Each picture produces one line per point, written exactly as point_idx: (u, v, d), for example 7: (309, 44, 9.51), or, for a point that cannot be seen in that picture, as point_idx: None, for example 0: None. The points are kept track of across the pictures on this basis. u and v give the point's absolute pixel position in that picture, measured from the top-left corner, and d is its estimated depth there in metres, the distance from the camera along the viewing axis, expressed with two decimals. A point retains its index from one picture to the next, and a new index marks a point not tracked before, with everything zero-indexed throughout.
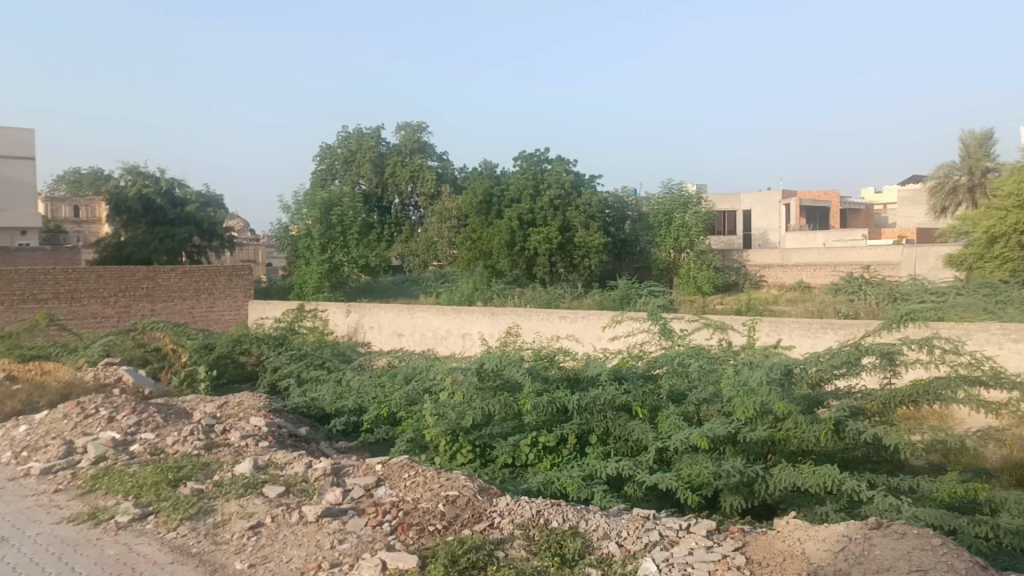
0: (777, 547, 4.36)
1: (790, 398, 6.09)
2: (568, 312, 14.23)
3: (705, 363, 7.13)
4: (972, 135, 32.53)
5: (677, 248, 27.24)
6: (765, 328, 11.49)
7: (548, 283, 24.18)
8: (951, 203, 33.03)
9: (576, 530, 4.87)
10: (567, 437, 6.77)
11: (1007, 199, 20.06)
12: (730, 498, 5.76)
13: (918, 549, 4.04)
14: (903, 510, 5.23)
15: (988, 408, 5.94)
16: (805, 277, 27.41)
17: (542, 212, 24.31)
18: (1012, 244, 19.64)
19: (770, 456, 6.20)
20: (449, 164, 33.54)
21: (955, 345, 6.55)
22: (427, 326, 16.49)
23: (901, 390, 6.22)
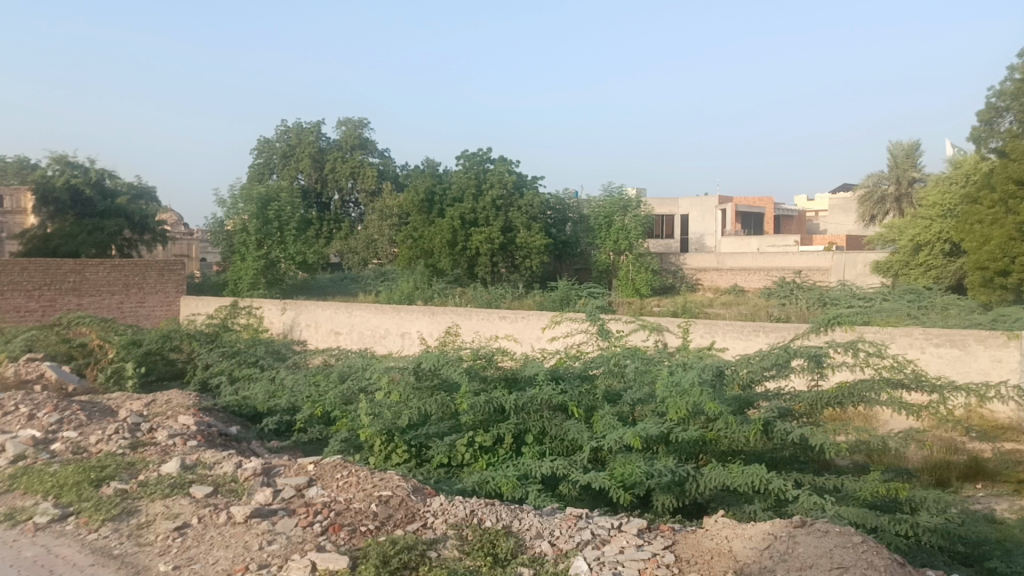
0: (705, 545, 4.44)
1: (721, 399, 6.17)
2: (509, 312, 14.26)
3: (641, 363, 7.20)
4: (900, 145, 33.62)
5: (617, 250, 27.52)
6: (700, 330, 11.69)
7: (489, 283, 24.22)
8: (879, 211, 34.18)
9: (509, 529, 4.86)
10: (503, 437, 6.76)
11: (931, 209, 20.90)
12: (661, 498, 5.81)
13: (839, 547, 4.14)
14: (826, 509, 5.35)
15: (909, 410, 6.13)
16: (739, 281, 28.05)
17: (484, 212, 24.31)
18: (937, 252, 20.54)
19: (701, 455, 6.28)
20: (390, 162, 33.25)
21: (879, 349, 6.72)
22: (365, 324, 16.33)
23: (828, 392, 6.36)
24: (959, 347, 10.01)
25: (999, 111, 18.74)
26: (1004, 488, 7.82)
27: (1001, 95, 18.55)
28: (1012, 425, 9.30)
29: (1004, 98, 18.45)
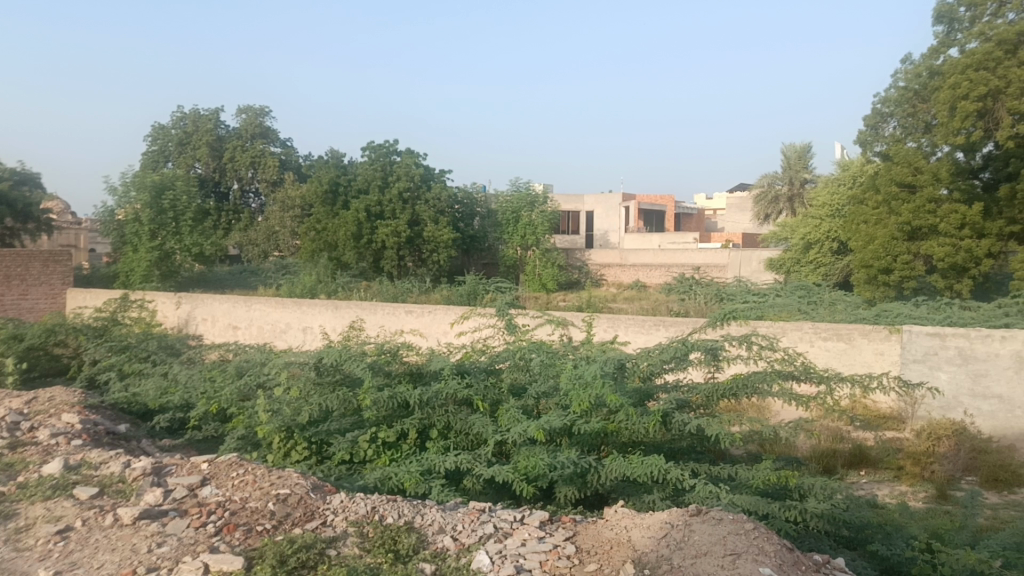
0: (605, 535, 4.51)
1: (623, 391, 6.25)
2: (415, 306, 14.13)
3: (546, 357, 7.24)
4: (793, 147, 34.98)
5: (524, 245, 27.68)
6: (603, 324, 11.88)
7: (395, 277, 23.99)
8: (773, 210, 35.56)
9: (411, 525, 4.81)
10: (407, 432, 6.69)
11: (821, 209, 21.85)
12: (564, 490, 5.87)
13: (732, 534, 4.26)
14: (721, 497, 5.50)
15: (798, 401, 6.36)
16: (641, 277, 28.68)
17: (390, 205, 24.01)
18: (826, 250, 21.54)
19: (602, 447, 6.35)
20: (292, 151, 32.43)
21: (772, 342, 6.95)
22: (264, 319, 15.90)
23: (723, 384, 6.55)
24: (845, 341, 10.51)
25: (883, 116, 19.73)
26: (885, 475, 8.27)
27: (886, 101, 19.53)
28: (892, 414, 9.84)
29: (888, 104, 19.42)
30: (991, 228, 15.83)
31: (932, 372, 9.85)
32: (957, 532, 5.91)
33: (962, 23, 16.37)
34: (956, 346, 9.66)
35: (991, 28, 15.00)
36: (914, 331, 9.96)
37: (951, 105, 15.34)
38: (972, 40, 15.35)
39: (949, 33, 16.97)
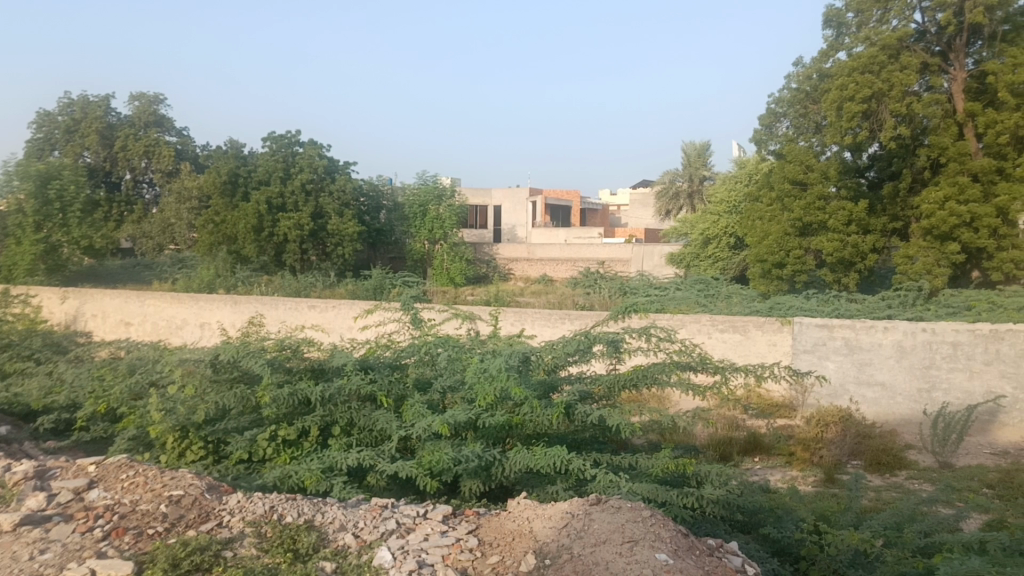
0: (507, 527, 4.54)
1: (527, 384, 6.24)
2: (318, 301, 13.89)
3: (452, 352, 7.18)
4: (693, 145, 35.95)
5: (431, 239, 27.54)
6: (510, 318, 11.96)
7: (298, 271, 23.52)
8: (674, 206, 36.55)
9: (311, 523, 4.71)
10: (308, 429, 6.55)
11: (719, 206, 22.57)
12: (468, 483, 5.86)
13: (631, 521, 4.35)
14: (622, 485, 5.60)
15: (695, 390, 6.52)
16: (548, 271, 29.02)
17: (292, 197, 23.47)
18: (723, 246, 22.28)
19: (507, 440, 6.35)
20: (189, 141, 31.31)
21: (670, 333, 7.09)
22: (159, 314, 15.31)
23: (624, 375, 6.65)
24: (741, 333, 10.89)
25: (777, 116, 20.50)
26: (777, 460, 8.63)
27: (779, 101, 20.28)
28: (784, 403, 10.26)
29: (782, 105, 20.17)
30: (875, 224, 16.68)
31: (821, 361, 10.33)
32: (842, 513, 6.21)
33: (849, 27, 17.09)
34: (843, 337, 10.14)
35: (876, 32, 15.67)
36: (804, 323, 10.41)
37: (839, 106, 16.05)
38: (860, 44, 16.00)
39: (838, 36, 17.73)
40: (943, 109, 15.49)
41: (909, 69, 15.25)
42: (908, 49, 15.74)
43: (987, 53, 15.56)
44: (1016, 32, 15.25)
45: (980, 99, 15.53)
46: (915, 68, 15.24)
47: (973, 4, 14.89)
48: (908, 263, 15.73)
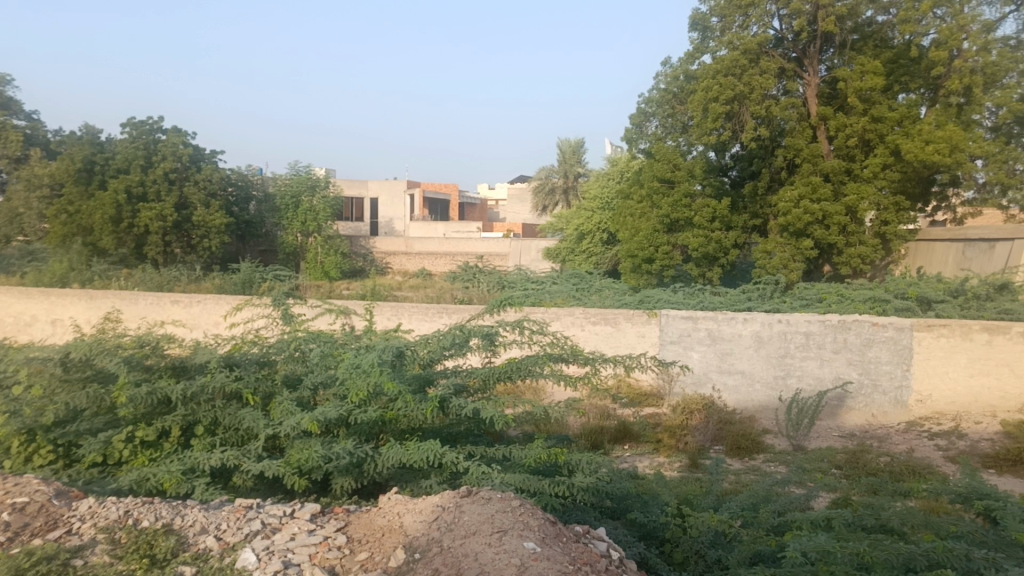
0: (377, 523, 4.50)
1: (401, 379, 6.12)
2: (182, 296, 13.34)
3: (323, 347, 6.99)
4: (568, 143, 36.62)
5: (304, 232, 26.90)
6: (386, 312, 11.85)
7: (161, 264, 22.52)
8: (550, 202, 37.17)
9: (170, 527, 4.51)
10: (169, 430, 6.25)
11: (593, 202, 23.14)
12: (340, 480, 5.73)
13: (500, 512, 4.38)
14: (495, 477, 5.60)
15: (567, 381, 6.57)
16: (426, 265, 28.96)
17: (154, 186, 22.33)
18: (597, 241, 22.87)
19: (381, 436, 6.23)
20: (39, 125, 29.30)
21: (543, 326, 7.14)
22: (5, 310, 14.27)
23: (498, 368, 6.61)
24: (612, 325, 11.20)
25: (646, 115, 21.15)
26: (646, 447, 8.95)
27: (649, 101, 20.93)
28: (653, 392, 10.63)
29: (651, 105, 20.84)
30: (737, 221, 17.49)
31: (686, 351, 10.72)
32: (704, 496, 6.51)
33: (713, 31, 17.78)
34: (706, 328, 10.56)
35: (738, 37, 16.30)
36: (670, 315, 10.78)
37: (704, 106, 16.66)
38: (723, 47, 16.59)
39: (703, 40, 18.45)
40: (798, 112, 16.37)
41: (767, 74, 16.03)
42: (767, 54, 16.50)
43: (838, 61, 16.59)
44: (863, 41, 16.42)
45: (832, 104, 16.56)
46: (774, 73, 16.03)
47: (825, 13, 15.75)
48: (766, 258, 16.61)
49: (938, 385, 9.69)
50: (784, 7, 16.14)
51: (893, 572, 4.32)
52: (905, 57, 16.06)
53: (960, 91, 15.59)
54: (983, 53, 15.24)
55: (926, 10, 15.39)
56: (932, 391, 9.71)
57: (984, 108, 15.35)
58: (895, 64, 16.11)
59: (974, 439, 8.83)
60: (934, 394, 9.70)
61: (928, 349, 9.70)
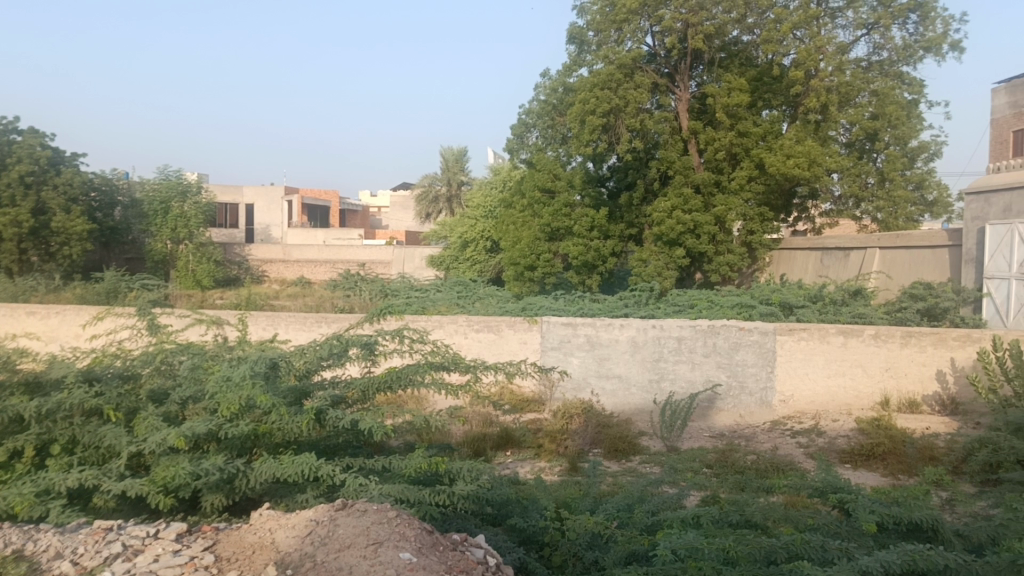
0: (247, 540, 4.37)
1: (275, 391, 5.94)
2: (38, 307, 12.54)
3: (193, 359, 6.70)
4: (451, 150, 36.70)
5: (175, 239, 25.77)
6: (262, 322, 11.52)
7: (15, 273, 21.12)
8: (433, 210, 37.06)
9: (21, 554, 4.24)
10: (22, 450, 5.88)
11: (477, 210, 23.29)
12: (209, 498, 5.51)
13: (376, 524, 4.33)
14: (372, 489, 5.50)
15: (447, 390, 6.52)
16: (305, 273, 28.38)
17: (7, 190, 20.88)
18: (480, 249, 23.03)
19: (254, 450, 6.03)
20: None
21: (423, 334, 7.07)
22: None
23: (377, 378, 6.49)
24: (495, 332, 11.24)
25: (527, 126, 21.48)
26: (527, 453, 9.05)
27: (530, 112, 21.27)
28: (534, 397, 10.76)
29: (532, 116, 21.19)
30: (614, 230, 17.99)
31: (566, 357, 10.91)
32: (582, 499, 6.65)
33: (589, 45, 18.23)
34: (585, 334, 10.79)
35: (613, 51, 16.71)
36: (551, 322, 10.94)
37: (581, 118, 17.03)
38: (599, 61, 16.97)
39: (580, 53, 18.91)
40: (671, 126, 17.00)
41: (641, 88, 16.55)
42: (641, 69, 17.03)
43: (707, 77, 17.32)
44: (730, 59, 17.27)
45: (702, 119, 17.30)
46: (647, 87, 16.57)
47: (695, 31, 16.42)
48: (642, 265, 17.11)
49: (798, 385, 10.31)
50: (657, 24, 16.70)
51: (755, 565, 4.54)
52: (768, 75, 16.99)
53: (817, 110, 16.70)
54: (837, 74, 16.31)
55: (787, 31, 16.24)
56: (794, 391, 10.32)
57: (839, 124, 16.79)
58: (760, 82, 17.02)
59: (832, 436, 9.38)
60: (796, 394, 10.31)
61: (789, 352, 10.33)
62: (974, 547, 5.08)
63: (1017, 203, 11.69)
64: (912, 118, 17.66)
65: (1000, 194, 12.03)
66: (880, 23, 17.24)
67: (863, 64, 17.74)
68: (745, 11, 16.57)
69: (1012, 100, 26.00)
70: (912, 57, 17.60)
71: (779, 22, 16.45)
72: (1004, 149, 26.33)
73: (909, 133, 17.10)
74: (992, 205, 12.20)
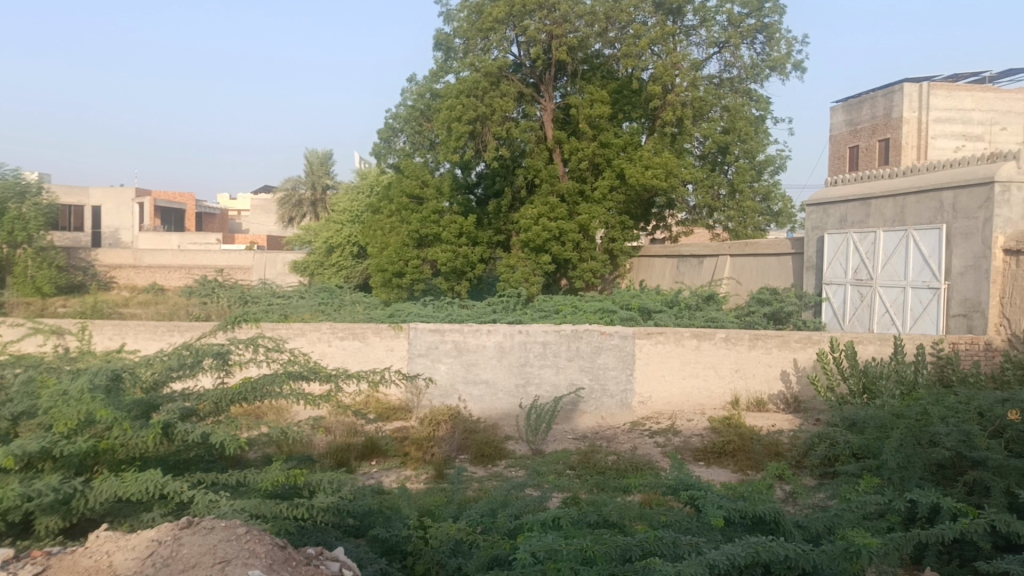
0: (82, 565, 4.13)
1: (117, 405, 5.62)
2: None
3: (27, 372, 6.24)
4: (315, 153, 35.99)
5: (11, 243, 23.92)
6: (107, 332, 10.87)
7: None
8: (297, 214, 36.18)
9: None
10: None
11: (342, 215, 22.97)
12: (44, 520, 5.16)
13: (223, 541, 4.17)
14: (223, 504, 5.29)
15: (305, 400, 6.34)
16: (158, 279, 27.19)
17: None
18: (347, 254, 22.69)
19: (96, 468, 5.68)
20: None
21: (280, 343, 6.85)
22: None
23: (231, 389, 6.23)
24: (360, 339, 10.92)
25: (394, 131, 21.38)
26: (392, 461, 8.96)
27: (396, 118, 21.21)
28: (401, 405, 10.65)
29: (398, 121, 21.16)
30: (482, 237, 18.13)
31: (434, 364, 10.81)
32: (445, 507, 6.64)
33: (456, 52, 18.31)
34: (452, 340, 10.75)
35: (479, 60, 16.81)
36: (418, 329, 10.81)
37: (448, 125, 17.01)
38: (466, 68, 17.06)
39: (447, 59, 19.01)
40: (536, 135, 17.34)
41: (507, 97, 16.77)
42: (507, 79, 17.22)
43: (571, 89, 17.75)
44: (592, 72, 17.72)
45: (566, 129, 17.71)
46: (513, 96, 16.81)
47: (559, 43, 16.81)
48: (510, 271, 17.25)
49: (656, 387, 10.70)
50: (522, 34, 16.92)
51: (611, 564, 4.68)
52: (627, 88, 17.53)
53: (673, 123, 17.47)
54: (691, 89, 17.17)
55: (645, 47, 16.90)
56: (651, 393, 10.70)
57: (693, 137, 17.71)
58: (620, 95, 17.55)
59: (687, 435, 9.79)
60: (654, 395, 10.71)
61: (647, 355, 10.70)
62: (812, 536, 5.38)
63: (852, 214, 12.59)
64: (759, 133, 18.78)
65: (838, 206, 12.92)
66: (730, 42, 18.21)
67: (715, 80, 18.67)
68: (606, 25, 17.14)
69: (848, 118, 28.09)
70: (759, 76, 18.69)
71: (638, 38, 17.09)
72: (841, 164, 28.45)
73: (756, 147, 18.20)
74: (830, 216, 13.08)
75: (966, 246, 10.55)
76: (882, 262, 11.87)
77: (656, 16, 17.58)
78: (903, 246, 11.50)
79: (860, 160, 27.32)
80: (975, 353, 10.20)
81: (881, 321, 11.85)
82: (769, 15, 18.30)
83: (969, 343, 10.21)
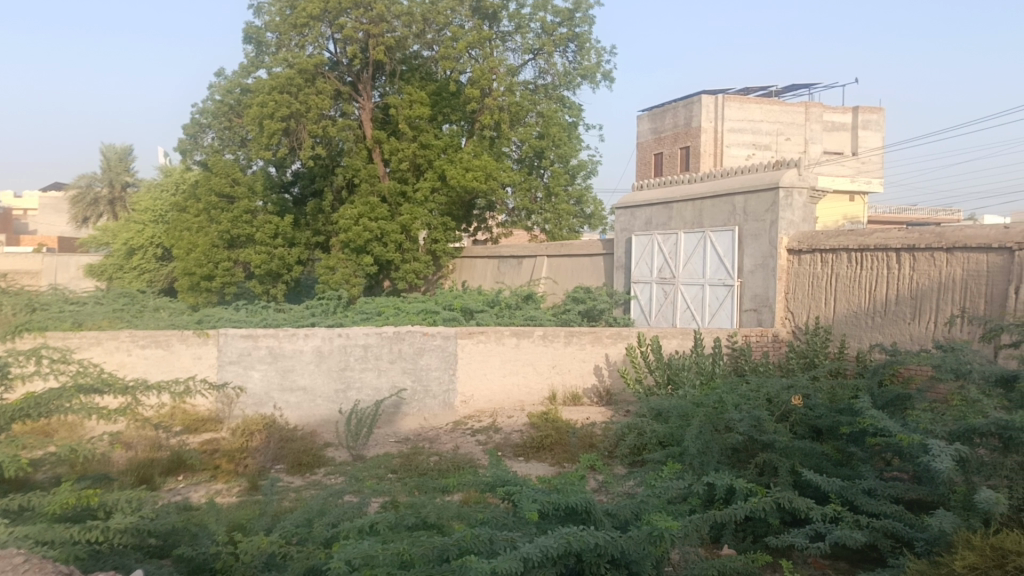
0: None
1: None
2: None
3: None
4: (112, 148, 33.55)
5: None
6: None
7: None
8: (92, 213, 33.57)
9: None
10: None
11: (144, 214, 21.67)
12: None
13: None
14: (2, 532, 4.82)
15: (99, 413, 5.86)
16: None
17: None
18: (149, 257, 21.41)
19: None
20: None
21: (68, 354, 6.30)
22: None
23: (11, 406, 5.69)
24: (163, 347, 10.27)
25: (202, 127, 20.39)
26: (202, 476, 8.53)
27: (204, 113, 20.23)
28: (210, 416, 10.14)
29: (206, 116, 20.20)
30: (300, 238, 17.64)
31: (246, 371, 10.34)
32: (258, 519, 6.40)
33: (268, 46, 17.69)
34: (267, 346, 10.33)
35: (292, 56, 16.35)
36: (228, 335, 10.31)
37: (259, 122, 16.33)
38: (278, 64, 16.49)
39: (258, 54, 18.34)
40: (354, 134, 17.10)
41: (323, 94, 16.32)
42: (323, 76, 16.78)
43: (389, 89, 17.57)
44: (410, 73, 17.66)
45: (385, 129, 17.59)
46: (329, 94, 16.39)
47: (376, 42, 16.65)
48: (329, 273, 16.84)
49: (477, 386, 10.85)
50: (338, 31, 16.60)
51: (429, 565, 4.70)
52: (446, 91, 17.54)
53: (491, 126, 17.85)
54: (508, 94, 17.54)
55: (463, 50, 17.10)
56: (473, 392, 10.84)
57: (510, 140, 18.18)
58: (439, 97, 17.51)
59: (507, 432, 9.98)
60: (475, 394, 10.85)
61: (468, 355, 10.82)
62: (621, 523, 5.61)
63: (656, 217, 13.33)
64: (571, 139, 19.52)
65: (643, 209, 13.65)
66: (544, 49, 18.79)
67: (530, 87, 19.27)
68: (422, 27, 17.17)
69: (652, 126, 29.76)
70: (571, 83, 19.42)
71: (455, 40, 17.26)
72: (647, 170, 30.11)
73: (569, 153, 18.96)
74: (636, 219, 13.79)
75: (755, 246, 11.48)
76: (683, 262, 12.67)
77: (472, 20, 17.83)
78: (701, 247, 12.33)
79: (664, 166, 29.04)
80: (765, 345, 11.12)
81: (683, 316, 12.66)
82: (579, 25, 19.01)
83: (759, 336, 11.12)
